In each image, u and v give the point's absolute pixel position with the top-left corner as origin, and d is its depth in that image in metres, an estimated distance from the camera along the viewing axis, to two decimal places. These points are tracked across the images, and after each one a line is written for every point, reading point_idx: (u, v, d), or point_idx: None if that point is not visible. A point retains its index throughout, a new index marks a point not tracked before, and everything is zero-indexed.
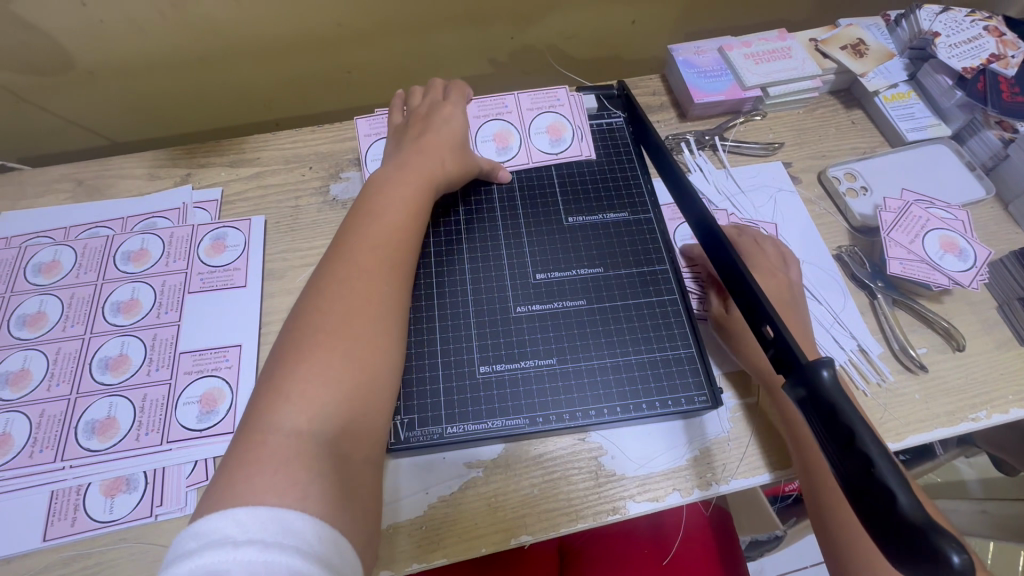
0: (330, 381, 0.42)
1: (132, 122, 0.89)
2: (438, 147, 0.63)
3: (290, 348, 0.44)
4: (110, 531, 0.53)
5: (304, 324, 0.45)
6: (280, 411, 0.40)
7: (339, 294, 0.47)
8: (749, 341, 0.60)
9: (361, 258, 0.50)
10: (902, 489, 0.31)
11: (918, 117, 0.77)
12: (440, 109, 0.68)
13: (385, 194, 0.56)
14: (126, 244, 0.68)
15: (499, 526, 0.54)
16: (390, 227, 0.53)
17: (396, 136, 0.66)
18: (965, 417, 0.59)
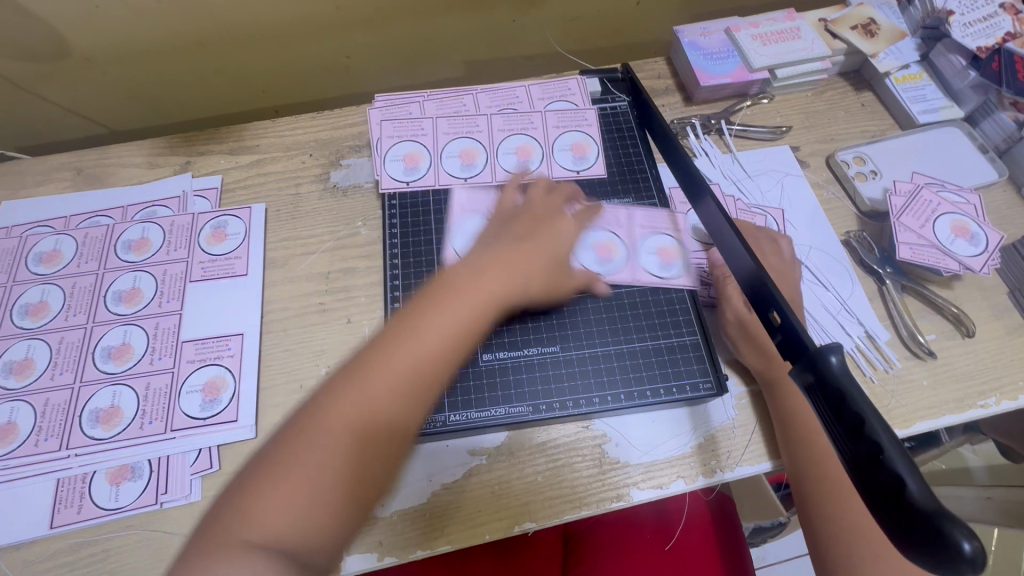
0: (319, 489, 0.40)
1: (131, 110, 0.88)
2: (528, 269, 0.54)
3: (300, 432, 0.41)
4: (116, 518, 0.53)
5: (320, 406, 0.42)
6: (257, 508, 0.38)
7: (369, 389, 0.43)
8: (756, 330, 0.59)
9: (405, 350, 0.45)
10: (912, 475, 0.31)
11: (930, 99, 0.75)
12: (558, 222, 0.60)
13: (473, 280, 0.51)
14: (127, 233, 0.68)
15: (504, 514, 0.54)
16: (442, 324, 0.47)
17: (499, 225, 0.60)
18: (974, 403, 0.59)
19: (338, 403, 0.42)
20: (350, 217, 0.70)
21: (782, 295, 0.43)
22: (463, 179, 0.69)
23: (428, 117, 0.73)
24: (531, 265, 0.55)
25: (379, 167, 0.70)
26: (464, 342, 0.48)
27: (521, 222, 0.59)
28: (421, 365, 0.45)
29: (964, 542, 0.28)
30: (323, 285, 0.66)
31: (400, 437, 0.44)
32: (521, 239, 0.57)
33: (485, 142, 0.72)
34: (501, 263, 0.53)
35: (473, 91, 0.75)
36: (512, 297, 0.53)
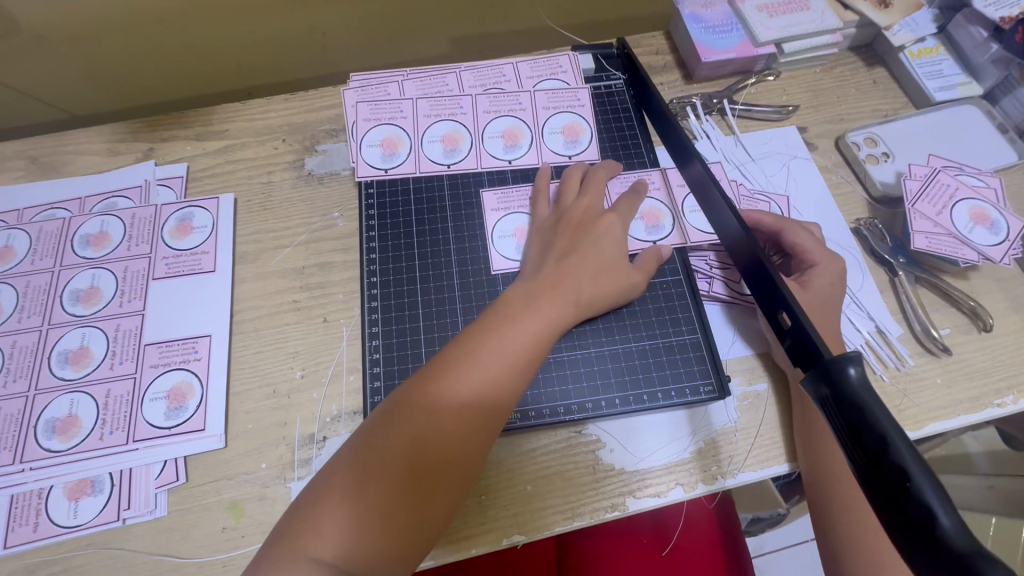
0: (381, 518, 0.41)
1: (92, 93, 0.82)
2: (574, 278, 0.53)
3: (364, 457, 0.43)
4: (76, 536, 0.50)
5: (383, 433, 0.44)
6: (322, 525, 0.40)
7: (428, 413, 0.45)
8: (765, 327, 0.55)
9: (466, 378, 0.46)
10: (943, 508, 0.27)
11: (946, 75, 0.70)
12: (597, 223, 0.57)
13: (530, 307, 0.51)
14: (85, 227, 0.63)
15: (490, 526, 0.50)
16: (499, 350, 0.48)
17: (542, 239, 0.58)
18: (989, 402, 0.55)
19: (398, 427, 0.44)
20: (326, 207, 0.65)
21: (794, 295, 0.39)
22: (446, 168, 0.65)
23: (408, 98, 0.68)
24: (576, 275, 0.53)
25: (355, 153, 0.65)
26: (520, 373, 0.48)
27: (562, 230, 0.57)
28: (482, 395, 0.46)
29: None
30: (297, 281, 0.61)
31: (460, 465, 0.44)
32: (566, 248, 0.55)
33: (469, 126, 0.66)
34: (550, 279, 0.53)
35: (455, 69, 0.70)
36: (567, 317, 0.52)
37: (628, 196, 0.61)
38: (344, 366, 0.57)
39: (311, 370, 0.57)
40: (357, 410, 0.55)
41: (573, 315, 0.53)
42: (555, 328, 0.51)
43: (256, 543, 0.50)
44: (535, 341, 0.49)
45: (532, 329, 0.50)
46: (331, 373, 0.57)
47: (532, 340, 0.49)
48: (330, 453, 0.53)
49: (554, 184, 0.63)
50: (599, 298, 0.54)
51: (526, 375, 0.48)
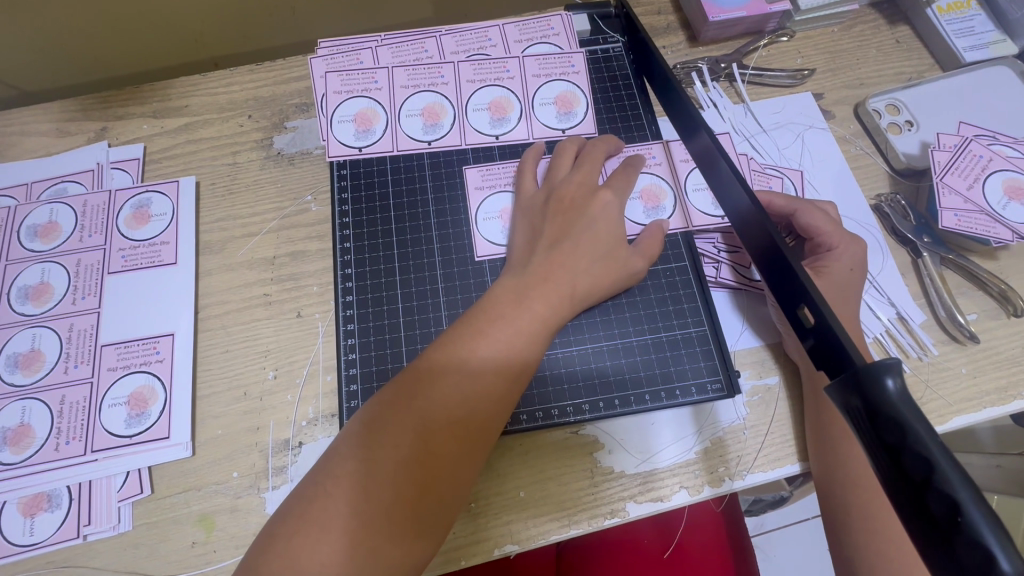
0: (370, 536, 0.37)
1: (43, 68, 0.75)
2: (568, 268, 0.48)
3: (349, 466, 0.39)
4: (33, 555, 0.46)
5: (368, 440, 0.40)
6: (306, 552, 0.36)
7: (416, 424, 0.40)
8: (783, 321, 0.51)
9: (452, 383, 0.42)
10: (1002, 547, 0.23)
11: (978, 32, 0.64)
12: (591, 203, 0.52)
13: (520, 301, 0.46)
14: (32, 216, 0.57)
15: (480, 536, 0.47)
16: (494, 345, 0.44)
17: (529, 223, 0.52)
18: (1018, 394, 0.51)
19: (381, 442, 0.39)
20: (298, 190, 0.59)
21: (817, 289, 0.33)
22: (427, 144, 0.59)
23: (383, 67, 0.61)
24: (570, 264, 0.49)
25: (326, 130, 0.59)
26: (515, 372, 0.44)
27: (551, 212, 0.51)
28: (472, 400, 0.42)
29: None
30: (267, 273, 0.56)
31: (454, 476, 0.40)
32: (559, 233, 0.50)
33: (451, 98, 0.60)
34: (541, 271, 0.48)
35: (435, 33, 0.63)
36: (561, 311, 0.47)
37: (622, 170, 0.55)
38: (320, 365, 0.52)
39: (284, 370, 0.52)
40: (335, 413, 0.51)
41: (570, 307, 0.48)
42: (550, 322, 0.46)
43: (229, 558, 0.46)
44: (530, 337, 0.45)
45: (525, 324, 0.45)
46: (306, 372, 0.52)
47: (525, 338, 0.45)
48: (307, 460, 0.49)
49: (543, 162, 0.58)
50: (597, 288, 0.50)
51: (521, 374, 0.44)
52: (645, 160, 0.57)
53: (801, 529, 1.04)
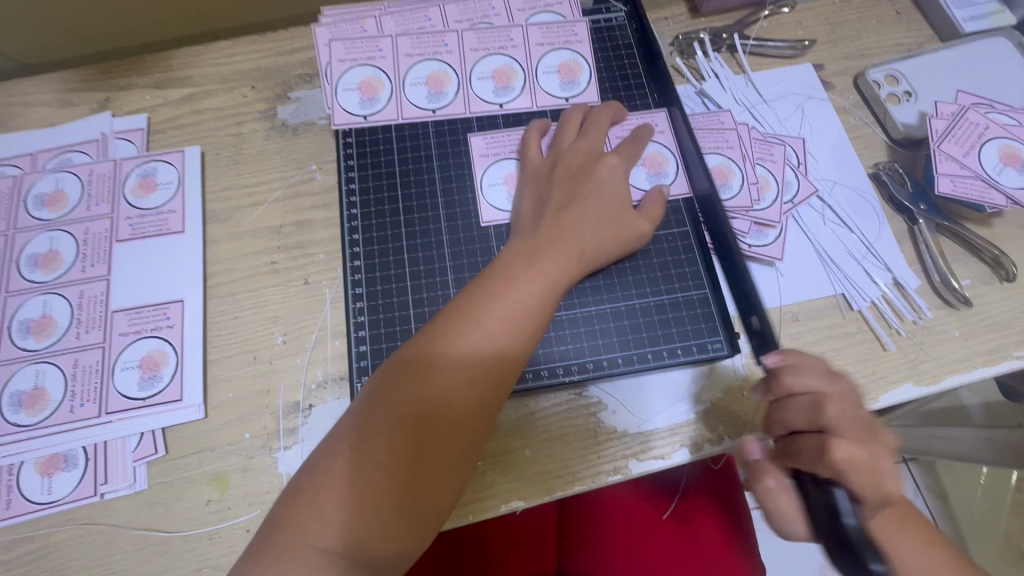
0: (391, 487, 0.38)
1: (41, 41, 0.75)
2: (578, 231, 0.49)
3: (367, 423, 0.40)
4: (52, 512, 0.47)
5: (385, 399, 0.41)
6: (329, 503, 0.37)
7: (434, 383, 0.41)
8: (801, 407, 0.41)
9: (467, 342, 0.43)
10: (850, 512, 0.35)
11: (977, 3, 0.65)
12: (596, 167, 0.52)
13: (532, 263, 0.47)
14: (38, 186, 0.57)
15: (486, 493, 0.48)
16: (507, 307, 0.44)
17: (534, 190, 0.53)
18: (1009, 355, 0.52)
19: (399, 399, 0.41)
20: (303, 159, 0.60)
21: (757, 295, 0.51)
22: (431, 113, 0.59)
23: (387, 36, 0.61)
24: (578, 227, 0.49)
25: (331, 98, 0.59)
26: (528, 333, 0.45)
27: (557, 177, 0.52)
28: (485, 359, 0.43)
29: (874, 564, 0.32)
30: (274, 241, 0.56)
31: (470, 433, 0.42)
32: (567, 197, 0.51)
33: (455, 67, 0.60)
34: (550, 233, 0.49)
35: (439, 2, 0.63)
36: (571, 274, 0.48)
37: (629, 140, 0.56)
38: (329, 330, 0.53)
39: (293, 335, 0.53)
40: (344, 376, 0.52)
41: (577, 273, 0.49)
42: (561, 283, 0.47)
43: (243, 515, 0.48)
44: (542, 298, 0.46)
45: (536, 285, 0.46)
46: (315, 338, 0.53)
47: (536, 298, 0.46)
48: (317, 421, 0.50)
49: (546, 140, 0.58)
50: (605, 252, 0.51)
51: (532, 334, 0.45)
52: (652, 132, 0.57)
53: None
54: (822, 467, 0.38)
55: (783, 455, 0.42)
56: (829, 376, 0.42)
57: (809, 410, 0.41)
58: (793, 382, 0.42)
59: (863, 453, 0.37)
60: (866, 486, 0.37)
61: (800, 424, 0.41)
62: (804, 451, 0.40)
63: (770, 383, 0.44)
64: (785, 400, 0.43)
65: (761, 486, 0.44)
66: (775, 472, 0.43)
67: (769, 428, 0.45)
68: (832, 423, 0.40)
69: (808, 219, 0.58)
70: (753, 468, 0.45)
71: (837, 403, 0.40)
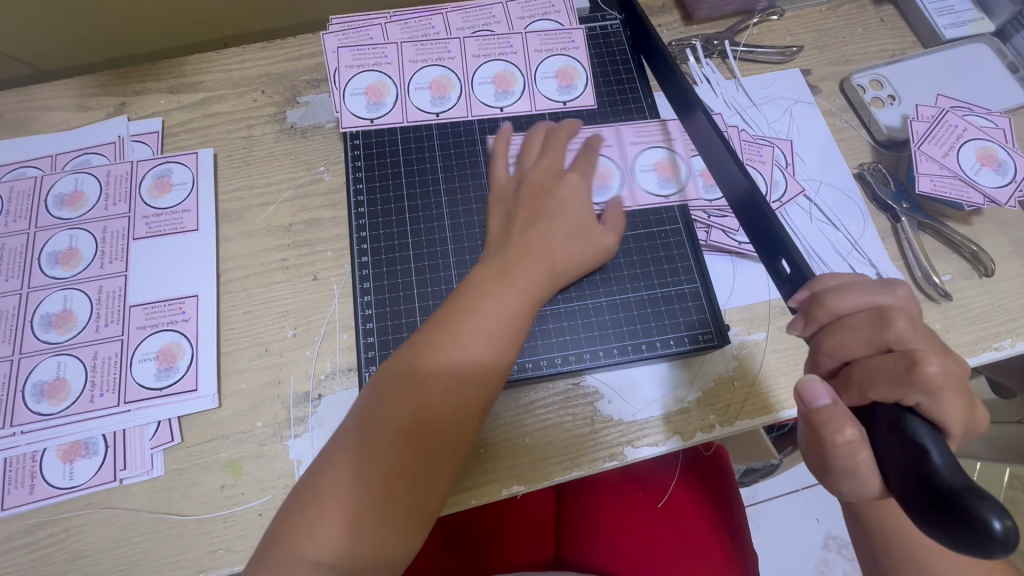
0: (377, 504, 0.40)
1: (57, 47, 0.77)
2: (544, 247, 0.52)
3: (351, 445, 0.42)
4: (74, 496, 0.50)
5: (371, 418, 0.43)
6: (318, 522, 0.39)
7: (420, 394, 0.44)
8: (851, 334, 0.38)
9: (452, 353, 0.45)
10: (936, 448, 0.31)
11: (958, 11, 0.67)
12: (559, 184, 0.55)
13: (506, 278, 0.49)
14: (58, 186, 0.60)
15: (487, 479, 0.50)
16: (484, 324, 0.47)
17: (501, 209, 0.55)
18: (987, 347, 0.55)
19: (383, 417, 0.43)
20: (311, 161, 0.62)
21: (789, 236, 0.44)
22: (435, 116, 0.62)
23: (392, 43, 0.64)
24: (545, 243, 0.52)
25: (338, 103, 0.62)
26: (505, 348, 0.47)
27: (522, 196, 0.55)
28: (463, 375, 0.45)
29: (994, 521, 0.26)
30: (285, 239, 0.59)
31: (458, 437, 0.44)
32: (538, 210, 0.53)
33: (457, 72, 0.63)
34: (519, 248, 0.51)
35: (441, 11, 0.66)
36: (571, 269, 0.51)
37: (583, 154, 0.58)
38: (337, 324, 0.56)
39: (302, 328, 0.55)
40: (352, 367, 0.54)
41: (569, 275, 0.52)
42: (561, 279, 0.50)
43: (256, 499, 0.50)
44: (518, 314, 0.48)
45: (512, 301, 0.48)
46: (324, 331, 0.55)
47: (511, 314, 0.48)
48: (326, 410, 0.53)
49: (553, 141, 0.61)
50: (574, 263, 0.53)
51: (513, 343, 0.48)
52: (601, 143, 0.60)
53: (789, 498, 1.08)
54: (911, 393, 0.34)
55: (842, 387, 0.38)
56: (886, 286, 0.39)
57: (874, 325, 0.37)
58: (841, 303, 0.39)
59: (943, 373, 0.34)
60: (947, 409, 0.33)
61: (862, 347, 0.37)
62: (882, 375, 0.35)
63: (811, 310, 0.40)
64: (835, 323, 0.39)
65: (827, 439, 0.34)
66: (851, 419, 0.34)
67: (817, 362, 0.40)
68: (900, 337, 0.36)
69: (795, 217, 0.61)
70: (818, 417, 0.35)
71: (902, 316, 0.37)
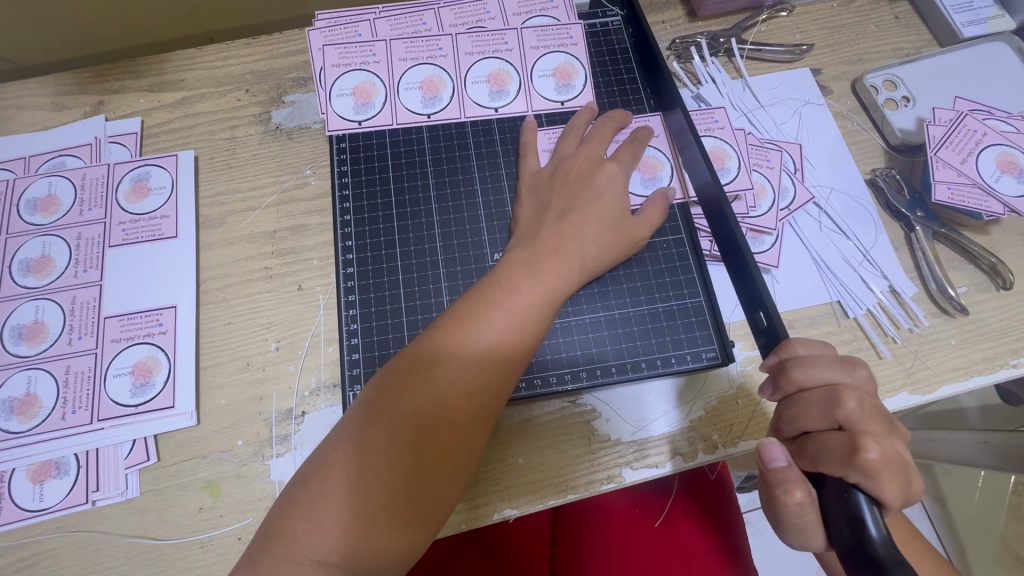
0: (387, 499, 0.38)
1: (33, 42, 0.74)
2: (577, 241, 0.49)
3: (363, 435, 0.39)
4: (44, 519, 0.47)
5: (382, 409, 0.40)
6: (324, 516, 0.37)
7: (430, 392, 0.41)
8: (805, 409, 0.38)
9: (465, 351, 0.43)
10: (875, 525, 0.32)
11: (976, 7, 0.64)
12: (597, 174, 0.52)
13: (532, 273, 0.47)
14: (31, 190, 0.57)
15: (480, 501, 0.48)
16: (506, 318, 0.44)
17: (537, 197, 0.53)
18: (1004, 364, 0.52)
19: (396, 409, 0.40)
20: (297, 164, 0.59)
21: (770, 295, 0.46)
22: (426, 117, 0.59)
23: (381, 40, 0.61)
24: (578, 235, 0.49)
25: (325, 103, 0.59)
26: (526, 344, 0.45)
27: (558, 184, 0.52)
28: (483, 370, 0.43)
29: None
30: (268, 246, 0.56)
31: (463, 445, 0.41)
32: (566, 205, 0.51)
33: (449, 71, 0.60)
34: (550, 243, 0.49)
35: (434, 6, 0.63)
36: (572, 283, 0.48)
37: (628, 142, 0.55)
38: (322, 336, 0.53)
39: (286, 341, 0.53)
40: (337, 383, 0.52)
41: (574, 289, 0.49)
42: (558, 293, 0.47)
43: (235, 523, 0.47)
44: (542, 308, 0.46)
45: (536, 296, 0.46)
46: (308, 344, 0.53)
47: (536, 309, 0.45)
48: (310, 428, 0.50)
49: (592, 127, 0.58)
50: (606, 259, 0.51)
51: (527, 347, 0.45)
52: (651, 133, 0.57)
53: None
54: (853, 473, 0.34)
55: (798, 455, 0.38)
56: (846, 364, 0.38)
57: (827, 403, 0.36)
58: (804, 376, 0.38)
59: (884, 458, 0.34)
60: (888, 490, 0.34)
61: (817, 421, 0.37)
62: (830, 452, 0.35)
63: (778, 380, 0.39)
64: (797, 396, 0.38)
65: (778, 498, 0.36)
66: (801, 483, 0.35)
67: (779, 427, 0.40)
68: (851, 417, 0.35)
69: (804, 225, 0.58)
70: (773, 477, 0.36)
71: (855, 394, 0.36)
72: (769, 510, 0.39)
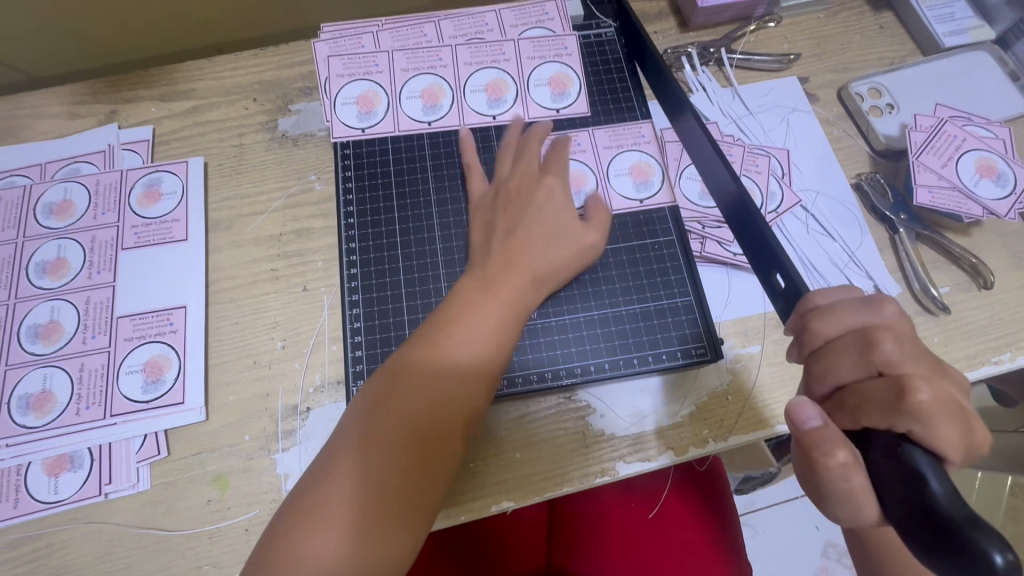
0: (376, 509, 0.40)
1: (48, 52, 0.77)
2: (525, 254, 0.52)
3: (347, 452, 0.41)
4: (59, 510, 0.49)
5: (365, 427, 0.42)
6: (316, 532, 0.39)
7: (409, 407, 0.43)
8: (835, 362, 0.37)
9: (437, 364, 0.45)
10: (936, 477, 0.30)
11: (958, 18, 0.66)
12: (535, 192, 0.55)
13: (488, 288, 0.49)
14: (47, 195, 0.59)
15: (477, 494, 0.50)
16: (476, 331, 0.47)
17: (480, 215, 0.55)
18: (986, 361, 0.54)
19: (376, 425, 0.42)
20: (302, 170, 0.62)
21: (788, 255, 0.44)
22: (426, 125, 0.61)
23: (384, 51, 0.63)
24: (526, 249, 0.52)
25: (329, 112, 0.61)
26: (499, 353, 0.47)
27: (501, 205, 0.55)
28: (457, 380, 0.45)
29: (995, 555, 0.26)
30: (274, 249, 0.58)
31: (448, 449, 0.44)
32: (511, 223, 0.53)
33: (449, 80, 0.63)
34: (501, 259, 0.51)
35: (434, 18, 0.65)
36: (526, 294, 0.50)
37: (555, 157, 0.58)
38: (327, 335, 0.55)
39: (292, 340, 0.55)
40: (340, 380, 0.54)
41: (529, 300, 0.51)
42: (518, 304, 0.49)
43: (242, 514, 0.49)
44: (508, 319, 0.48)
45: (500, 308, 0.48)
46: (313, 342, 0.55)
47: (503, 321, 0.48)
48: (315, 424, 0.52)
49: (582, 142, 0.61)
50: (559, 270, 0.53)
51: (500, 356, 0.47)
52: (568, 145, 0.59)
53: (785, 507, 1.07)
54: (904, 420, 0.32)
55: (836, 412, 0.37)
56: (870, 304, 0.37)
57: (861, 349, 0.36)
58: (828, 327, 0.38)
59: (936, 398, 0.32)
60: (945, 435, 0.32)
61: (853, 371, 0.36)
62: (872, 402, 0.34)
63: (802, 336, 0.39)
64: (824, 348, 0.38)
65: (819, 462, 0.34)
66: (842, 441, 0.34)
67: (810, 387, 0.39)
68: (890, 361, 0.35)
69: (791, 228, 0.60)
70: (809, 439, 0.34)
71: (889, 335, 0.36)
72: (808, 482, 0.37)
